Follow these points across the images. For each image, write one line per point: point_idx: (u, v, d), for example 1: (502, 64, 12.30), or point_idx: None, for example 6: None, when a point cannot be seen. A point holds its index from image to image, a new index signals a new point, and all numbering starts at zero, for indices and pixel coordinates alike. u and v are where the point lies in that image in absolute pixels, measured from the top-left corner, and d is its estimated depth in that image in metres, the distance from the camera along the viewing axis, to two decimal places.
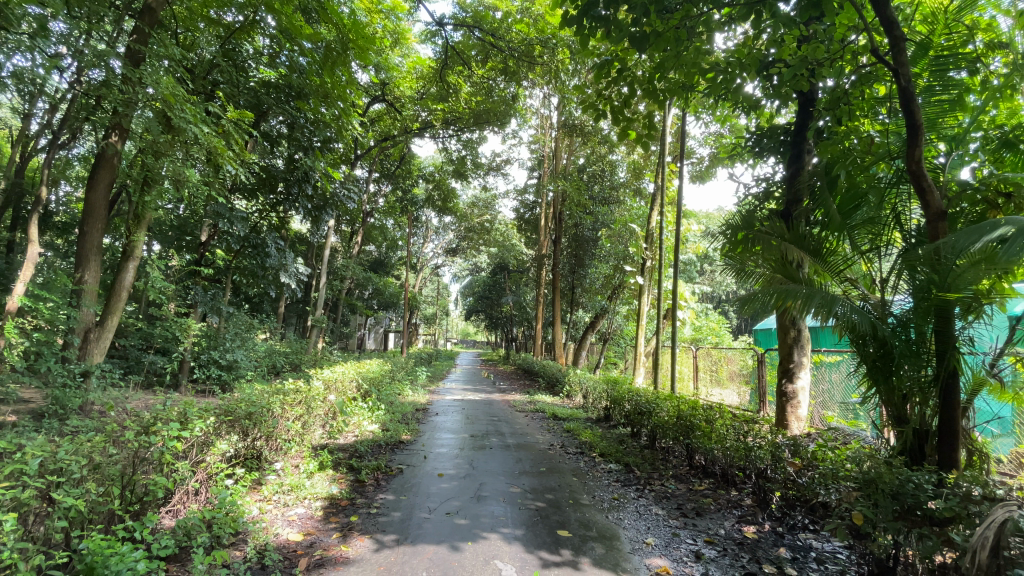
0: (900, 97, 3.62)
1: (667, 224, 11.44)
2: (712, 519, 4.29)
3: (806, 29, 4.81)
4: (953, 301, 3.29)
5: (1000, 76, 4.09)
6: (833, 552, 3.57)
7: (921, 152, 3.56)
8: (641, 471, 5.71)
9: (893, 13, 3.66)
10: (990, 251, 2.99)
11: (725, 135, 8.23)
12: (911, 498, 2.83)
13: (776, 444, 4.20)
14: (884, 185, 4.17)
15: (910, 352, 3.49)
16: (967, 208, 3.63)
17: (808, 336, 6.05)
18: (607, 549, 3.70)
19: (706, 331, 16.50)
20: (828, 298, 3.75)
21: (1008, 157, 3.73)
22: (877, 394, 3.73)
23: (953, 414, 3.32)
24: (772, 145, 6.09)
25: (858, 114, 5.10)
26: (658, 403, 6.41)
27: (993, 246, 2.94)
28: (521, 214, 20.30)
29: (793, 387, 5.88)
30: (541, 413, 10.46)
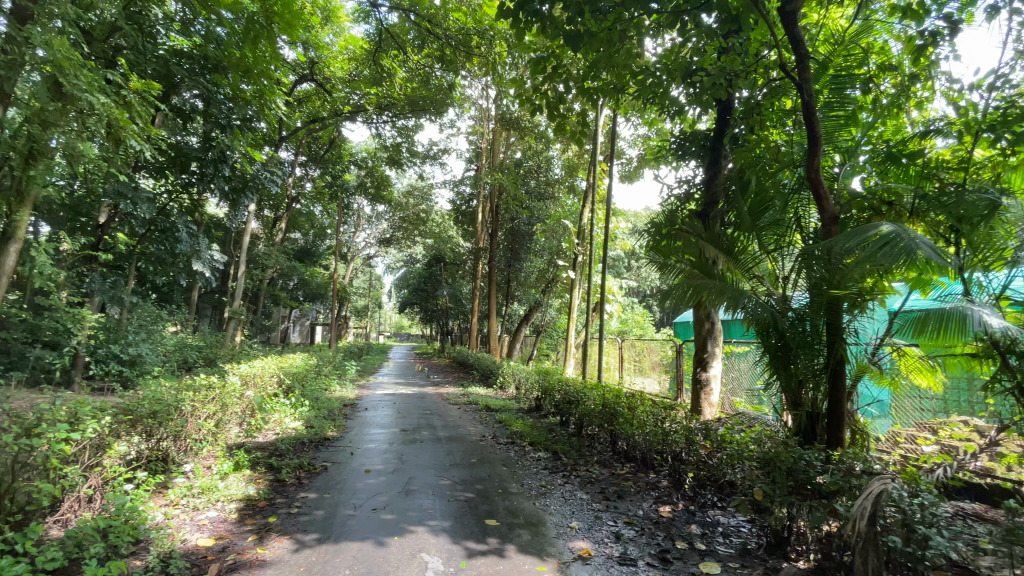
0: (803, 110, 3.97)
1: (599, 221, 11.83)
2: (631, 501, 4.52)
3: (725, 40, 5.16)
4: (840, 296, 3.70)
5: (889, 95, 4.64)
6: (737, 526, 3.89)
7: (819, 162, 3.93)
8: (568, 458, 5.91)
9: (800, 33, 4.01)
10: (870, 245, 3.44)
11: (653, 137, 8.61)
12: (803, 474, 3.13)
13: (690, 428, 4.49)
14: (788, 190, 4.55)
15: (804, 343, 3.88)
16: (856, 214, 4.09)
17: (721, 328, 6.51)
18: (532, 535, 3.80)
19: (632, 324, 17.34)
20: (737, 293, 4.07)
21: (892, 169, 4.20)
22: (778, 381, 4.09)
23: (839, 398, 3.73)
24: (695, 150, 6.43)
25: (768, 125, 5.51)
26: (585, 392, 6.65)
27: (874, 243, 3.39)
28: (457, 206, 20.12)
29: (706, 375, 6.32)
30: (473, 405, 10.51)
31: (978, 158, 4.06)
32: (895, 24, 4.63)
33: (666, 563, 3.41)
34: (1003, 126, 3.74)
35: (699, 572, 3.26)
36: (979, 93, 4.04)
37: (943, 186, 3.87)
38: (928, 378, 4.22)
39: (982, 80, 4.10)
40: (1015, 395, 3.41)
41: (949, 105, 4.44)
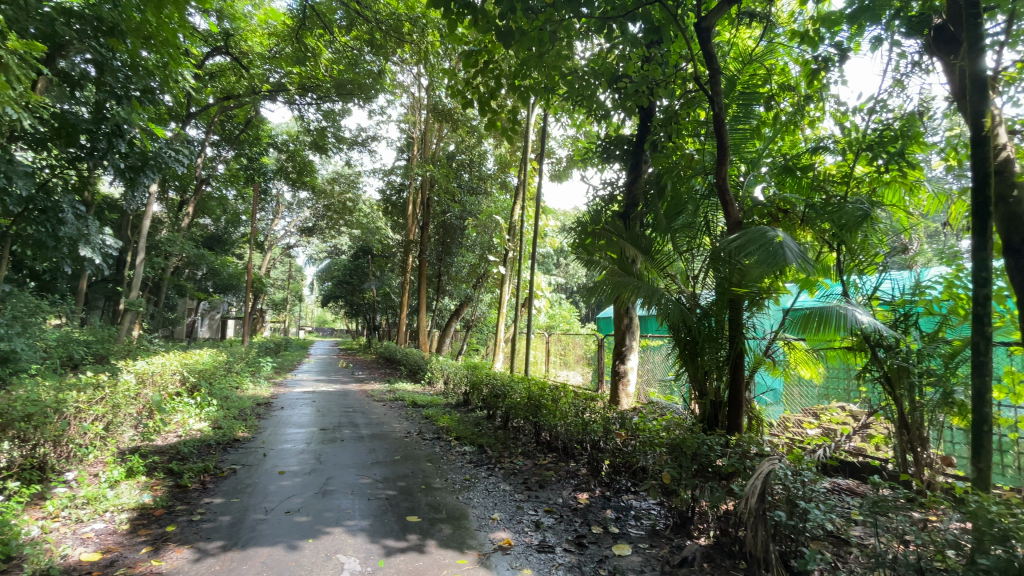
0: (713, 121, 4.28)
1: (529, 217, 12.00)
2: (552, 490, 4.67)
3: (648, 50, 5.45)
4: (741, 293, 4.07)
5: (787, 113, 5.11)
6: (648, 509, 4.15)
7: (726, 170, 4.25)
8: (493, 451, 5.98)
9: (713, 49, 4.31)
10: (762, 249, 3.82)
11: (582, 138, 8.87)
12: (705, 458, 3.40)
13: (607, 419, 4.70)
14: (700, 196, 4.90)
15: (710, 336, 4.20)
16: (757, 219, 4.43)
17: (638, 323, 6.88)
18: (454, 529, 3.81)
19: (559, 319, 17.86)
20: (653, 291, 4.32)
21: (788, 180, 4.64)
22: (687, 372, 4.40)
23: (738, 388, 4.08)
24: (618, 154, 6.73)
25: (684, 134, 5.80)
26: (511, 386, 6.75)
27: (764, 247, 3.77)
28: (386, 196, 19.53)
29: (624, 367, 6.67)
30: (399, 401, 10.30)
31: (858, 173, 4.59)
32: (794, 48, 5.10)
33: (582, 548, 3.56)
34: (878, 147, 4.26)
35: (611, 555, 3.44)
36: (862, 115, 4.56)
37: (829, 198, 4.32)
38: (812, 370, 4.73)
39: (864, 105, 4.63)
40: (882, 382, 3.96)
41: (836, 125, 4.97)
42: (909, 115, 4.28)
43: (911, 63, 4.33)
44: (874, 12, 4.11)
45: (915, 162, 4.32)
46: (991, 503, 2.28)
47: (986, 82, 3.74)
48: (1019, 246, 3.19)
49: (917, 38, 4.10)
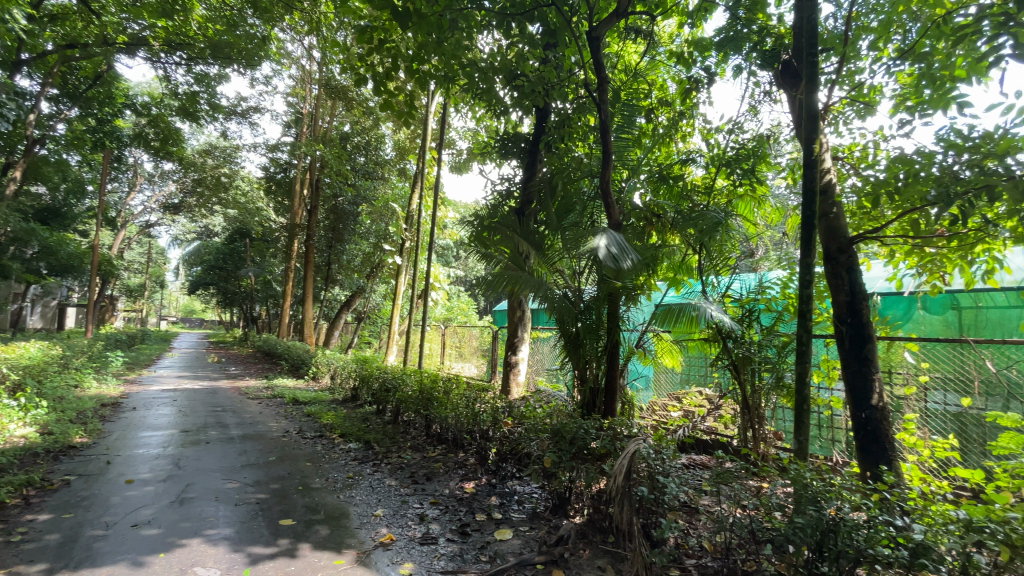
0: (600, 129, 4.59)
1: (426, 207, 11.77)
2: (439, 482, 4.67)
3: (545, 52, 5.61)
4: (618, 289, 4.43)
5: (664, 126, 5.60)
6: (530, 493, 4.34)
7: (610, 175, 4.59)
8: (380, 446, 5.82)
9: (602, 59, 4.57)
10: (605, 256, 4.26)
11: (481, 132, 8.87)
12: (582, 441, 3.62)
13: (495, 408, 4.81)
14: (586, 198, 5.22)
15: (591, 329, 4.53)
16: (635, 222, 4.88)
17: (530, 315, 7.13)
18: (331, 529, 3.65)
19: (456, 312, 17.84)
20: (543, 286, 4.53)
21: (662, 188, 5.11)
22: (571, 362, 4.69)
23: (615, 376, 4.46)
24: (514, 150, 6.87)
25: (575, 137, 6.09)
26: (401, 380, 6.61)
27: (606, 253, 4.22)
28: (270, 174, 17.88)
29: (515, 358, 6.89)
30: (279, 398, 9.57)
31: (718, 185, 5.18)
32: (673, 66, 5.58)
33: (465, 536, 3.62)
34: (735, 163, 4.84)
35: (493, 540, 3.54)
36: (724, 135, 5.15)
37: (694, 206, 4.85)
38: (674, 359, 5.28)
39: (725, 125, 5.24)
40: (731, 369, 4.55)
41: (703, 141, 5.55)
42: (760, 137, 4.94)
43: (763, 92, 4.97)
44: (737, 42, 4.68)
45: (762, 179, 4.99)
46: (805, 470, 2.72)
47: (818, 113, 4.39)
48: (835, 254, 3.84)
49: (769, 70, 4.65)
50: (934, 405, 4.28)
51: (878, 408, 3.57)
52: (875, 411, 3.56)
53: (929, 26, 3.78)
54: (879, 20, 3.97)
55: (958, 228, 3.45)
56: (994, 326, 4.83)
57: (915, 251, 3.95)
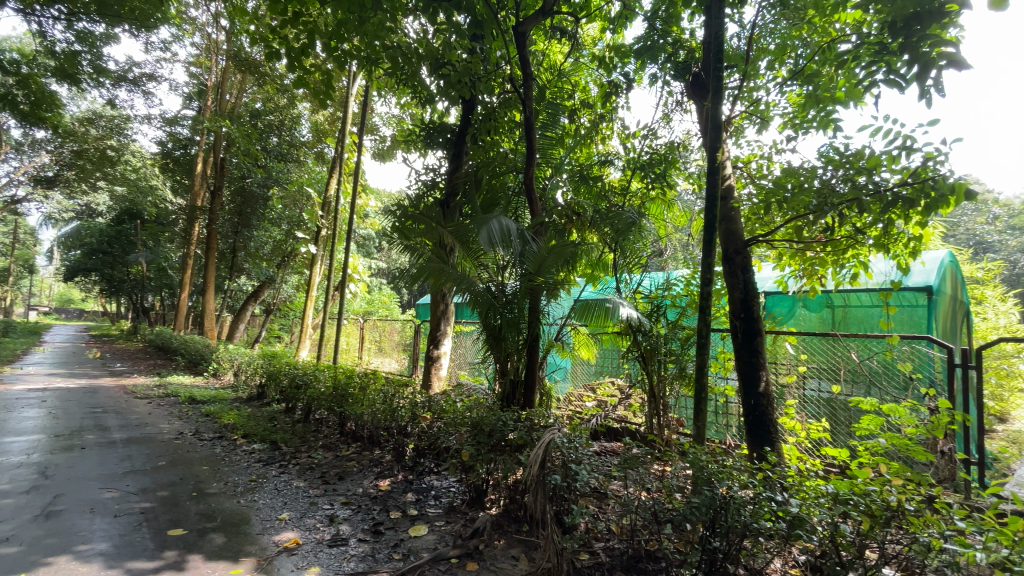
0: (525, 126, 4.64)
1: (346, 194, 11.21)
2: (352, 481, 4.50)
3: (471, 44, 5.53)
4: (539, 283, 4.53)
5: (585, 127, 5.77)
6: (447, 487, 4.31)
7: (534, 172, 4.68)
8: (288, 446, 5.50)
9: (528, 55, 4.60)
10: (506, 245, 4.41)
11: (406, 120, 8.57)
12: (500, 433, 3.65)
13: (414, 403, 4.72)
14: (510, 193, 5.33)
15: (512, 323, 4.58)
16: (556, 219, 5.03)
17: (454, 309, 7.07)
18: (229, 537, 3.39)
19: (377, 305, 17.27)
20: (467, 280, 4.54)
21: (583, 187, 5.30)
22: (492, 354, 4.75)
23: (534, 368, 4.58)
24: (440, 140, 6.72)
25: (500, 131, 6.10)
26: (314, 376, 6.27)
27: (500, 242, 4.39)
28: (167, 150, 16.14)
29: (437, 352, 6.80)
30: (172, 397, 8.71)
31: (633, 188, 5.47)
32: (596, 70, 5.76)
33: (377, 535, 3.52)
34: (649, 168, 5.13)
35: (407, 537, 3.47)
36: (639, 140, 5.41)
37: (611, 206, 5.09)
38: (590, 351, 5.51)
39: (641, 130, 5.51)
40: (640, 361, 4.85)
41: (621, 144, 5.79)
42: (671, 144, 5.24)
43: (675, 102, 5.29)
44: (654, 51, 4.92)
45: (672, 184, 5.33)
46: (702, 453, 2.94)
47: (722, 125, 4.75)
48: (732, 255, 4.18)
49: (681, 81, 4.97)
50: (811, 392, 4.83)
51: (763, 395, 3.95)
52: (761, 398, 3.94)
53: (815, 54, 4.22)
54: (775, 44, 4.36)
55: (833, 235, 3.91)
56: (859, 322, 5.42)
57: (798, 255, 4.42)
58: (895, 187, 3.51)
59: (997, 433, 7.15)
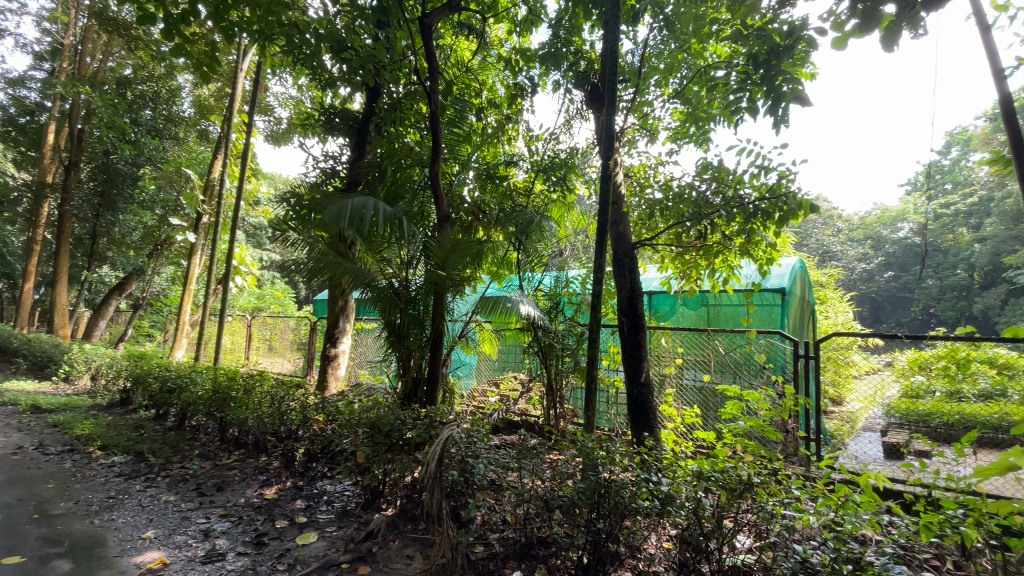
0: (430, 120, 4.59)
1: (232, 177, 10.22)
2: (233, 491, 4.16)
3: (377, 30, 5.32)
4: (444, 279, 4.49)
5: (492, 127, 5.83)
6: (341, 491, 4.13)
7: (438, 166, 4.64)
8: (157, 457, 4.94)
9: (434, 48, 4.54)
10: (357, 214, 4.27)
11: (304, 102, 8.01)
12: (397, 432, 3.57)
13: (306, 405, 4.46)
14: (416, 186, 5.22)
15: (415, 320, 4.52)
16: (461, 217, 5.06)
17: (354, 305, 6.80)
18: (78, 562, 2.98)
19: (269, 300, 16.00)
20: (365, 276, 4.42)
21: (489, 186, 5.36)
22: (393, 352, 4.65)
23: (436, 366, 4.54)
24: (343, 127, 6.38)
25: (406, 123, 5.95)
26: (190, 378, 5.67)
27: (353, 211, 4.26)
28: (7, 115, 13.62)
29: (335, 350, 6.49)
30: (7, 406, 7.38)
31: (536, 189, 5.65)
32: (502, 72, 5.83)
33: (260, 547, 3.30)
34: (551, 170, 5.30)
35: (294, 546, 3.29)
36: (543, 143, 5.59)
37: (515, 205, 5.21)
38: (493, 347, 5.60)
39: (544, 134, 5.69)
40: (540, 356, 5.03)
41: (526, 145, 5.94)
42: (571, 149, 5.47)
43: (575, 109, 5.54)
44: (557, 59, 5.08)
45: (572, 188, 5.58)
46: (590, 441, 3.13)
47: (616, 135, 5.07)
48: (621, 256, 4.49)
49: (581, 90, 5.22)
50: (687, 380, 5.62)
51: (645, 384, 4.30)
52: (643, 387, 4.28)
53: (696, 78, 4.65)
54: (665, 64, 4.73)
55: (706, 241, 4.35)
56: (728, 318, 6.08)
57: (678, 259, 4.87)
58: (756, 201, 3.99)
59: (834, 413, 8.44)
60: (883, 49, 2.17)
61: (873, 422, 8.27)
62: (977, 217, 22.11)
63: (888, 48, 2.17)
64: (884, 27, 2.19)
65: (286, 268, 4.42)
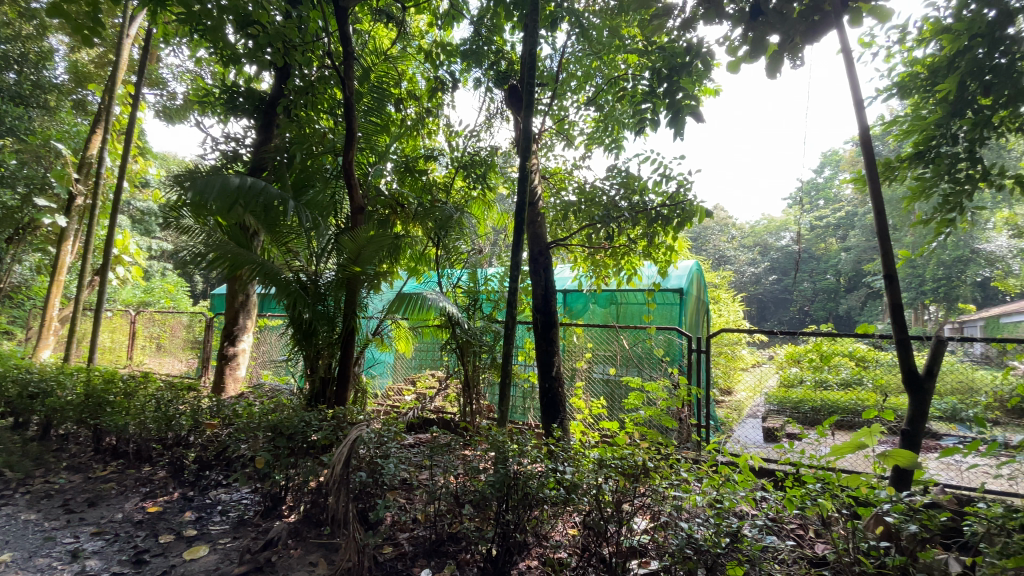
0: (344, 106, 4.38)
1: (114, 155, 9.07)
2: (109, 506, 3.73)
3: (288, 7, 4.98)
4: (357, 274, 4.32)
5: (411, 119, 5.71)
6: (238, 500, 3.86)
7: (353, 155, 4.45)
8: (12, 473, 4.29)
9: (350, 32, 4.34)
10: (229, 192, 3.87)
11: (202, 78, 7.31)
12: (301, 435, 3.40)
13: (198, 409, 4.11)
14: (328, 175, 4.99)
15: (325, 316, 4.31)
16: (378, 209, 4.91)
17: (257, 301, 6.36)
18: None
19: (158, 294, 14.43)
20: (269, 270, 4.12)
21: (408, 179, 5.25)
22: (300, 350, 4.41)
23: (347, 364, 4.38)
24: (247, 108, 5.91)
25: (319, 108, 5.64)
26: (56, 381, 4.98)
27: (224, 187, 3.86)
28: None
29: (234, 349, 6.04)
30: None
31: (456, 185, 5.62)
32: (422, 64, 5.72)
33: (139, 566, 3.00)
34: (470, 168, 5.29)
35: (180, 562, 3.03)
36: (463, 139, 5.57)
37: (433, 199, 5.14)
38: (408, 345, 5.50)
39: (465, 131, 5.67)
40: (457, 353, 5.04)
41: (445, 140, 5.88)
42: (491, 148, 5.50)
43: (495, 107, 5.57)
44: (479, 56, 5.06)
45: (491, 186, 5.62)
46: (500, 434, 3.18)
47: (534, 135, 5.18)
48: (537, 255, 4.61)
49: (501, 89, 5.28)
50: (595, 374, 5.92)
51: (556, 377, 4.46)
52: (555, 381, 4.43)
53: (609, 87, 4.87)
54: (583, 71, 4.91)
55: (614, 243, 4.61)
56: (633, 315, 6.46)
57: (590, 258, 5.08)
58: (658, 206, 4.29)
59: (724, 402, 9.29)
60: (767, 76, 2.45)
61: (755, 409, 9.22)
62: (844, 229, 25.35)
63: (771, 75, 2.45)
64: (769, 54, 2.44)
65: (178, 257, 4.02)
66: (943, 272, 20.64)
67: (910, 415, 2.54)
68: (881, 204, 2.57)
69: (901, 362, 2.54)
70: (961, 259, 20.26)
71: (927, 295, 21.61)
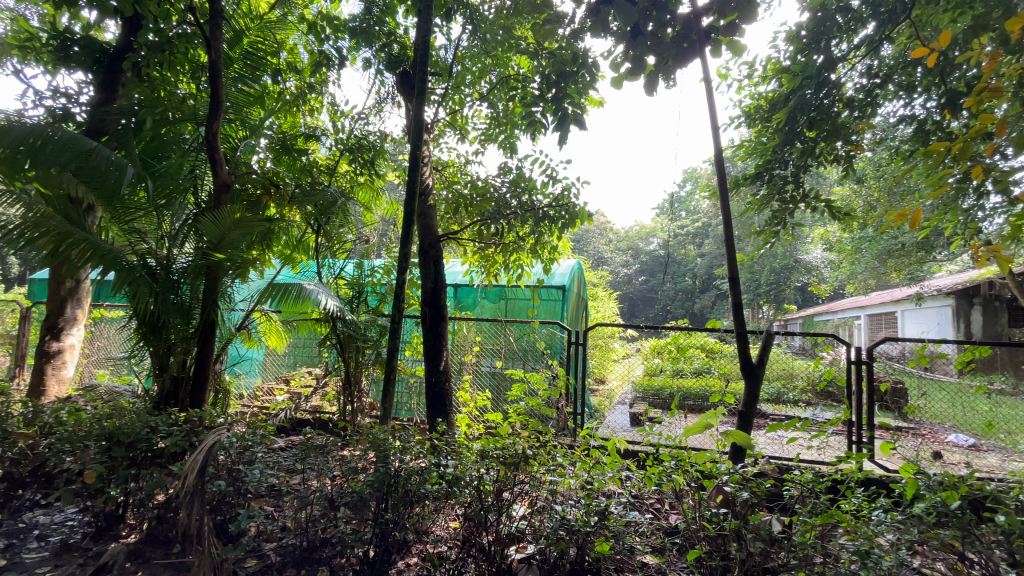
0: (209, 68, 3.87)
1: None
2: None
3: None
4: (220, 261, 3.86)
5: (290, 93, 5.25)
6: (62, 521, 3.27)
7: (218, 126, 3.95)
8: None
9: None
10: (37, 152, 3.21)
11: (23, 17, 6.00)
12: (144, 442, 2.96)
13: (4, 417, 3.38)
14: (188, 146, 4.39)
15: (179, 307, 3.79)
16: (247, 190, 4.43)
17: (92, 289, 5.44)
18: None
19: None
20: (106, 255, 3.47)
21: (285, 158, 4.83)
22: (147, 346, 3.84)
23: (205, 362, 3.90)
24: (83, 60, 4.96)
25: (178, 69, 4.93)
26: None
27: (29, 145, 3.21)
28: None
29: (60, 344, 5.09)
30: None
31: (341, 168, 5.31)
32: (306, 36, 5.30)
33: None
34: (357, 152, 5.01)
35: None
36: (350, 121, 5.27)
37: (314, 183, 4.79)
38: (279, 340, 5.08)
39: (352, 112, 5.36)
40: (337, 348, 4.78)
41: (330, 120, 5.52)
42: (380, 133, 5.25)
43: (386, 92, 5.36)
44: (369, 36, 4.77)
45: (380, 173, 5.40)
46: (381, 432, 3.08)
47: (426, 125, 5.08)
48: (427, 248, 4.53)
49: (393, 74, 5.08)
50: (481, 368, 6.03)
51: (443, 371, 4.42)
52: (442, 375, 4.41)
53: (502, 85, 4.97)
54: (477, 66, 4.94)
55: (504, 239, 4.70)
56: (519, 310, 6.68)
57: (479, 253, 5.11)
58: (546, 206, 4.49)
59: (598, 391, 10.03)
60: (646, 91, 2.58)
61: (625, 397, 10.08)
62: (701, 237, 28.85)
63: (649, 91, 2.59)
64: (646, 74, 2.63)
65: None
66: (774, 277, 24.48)
67: (745, 398, 2.92)
68: (728, 216, 2.90)
69: (740, 353, 2.92)
70: (787, 267, 24.22)
71: (761, 296, 25.51)
